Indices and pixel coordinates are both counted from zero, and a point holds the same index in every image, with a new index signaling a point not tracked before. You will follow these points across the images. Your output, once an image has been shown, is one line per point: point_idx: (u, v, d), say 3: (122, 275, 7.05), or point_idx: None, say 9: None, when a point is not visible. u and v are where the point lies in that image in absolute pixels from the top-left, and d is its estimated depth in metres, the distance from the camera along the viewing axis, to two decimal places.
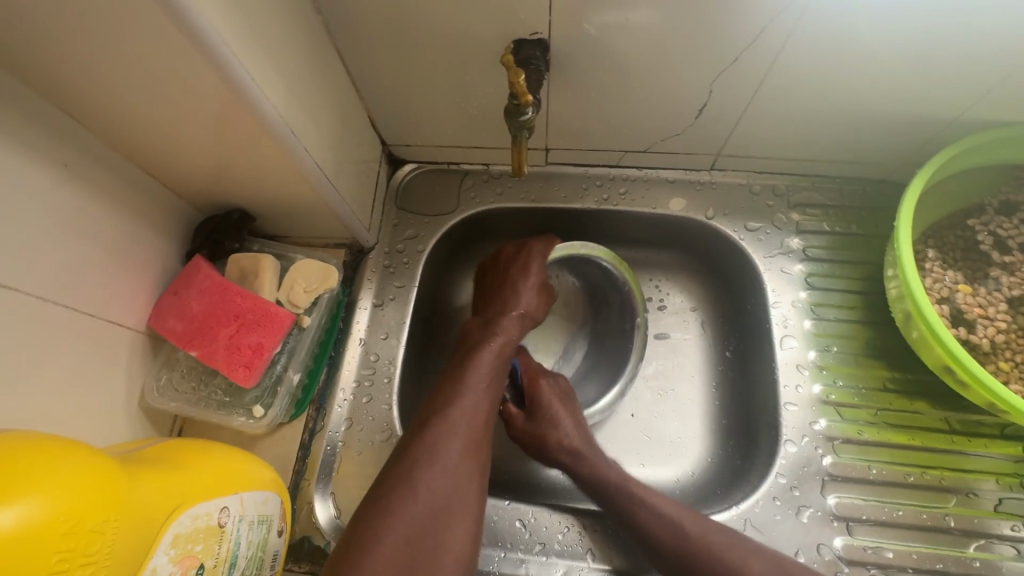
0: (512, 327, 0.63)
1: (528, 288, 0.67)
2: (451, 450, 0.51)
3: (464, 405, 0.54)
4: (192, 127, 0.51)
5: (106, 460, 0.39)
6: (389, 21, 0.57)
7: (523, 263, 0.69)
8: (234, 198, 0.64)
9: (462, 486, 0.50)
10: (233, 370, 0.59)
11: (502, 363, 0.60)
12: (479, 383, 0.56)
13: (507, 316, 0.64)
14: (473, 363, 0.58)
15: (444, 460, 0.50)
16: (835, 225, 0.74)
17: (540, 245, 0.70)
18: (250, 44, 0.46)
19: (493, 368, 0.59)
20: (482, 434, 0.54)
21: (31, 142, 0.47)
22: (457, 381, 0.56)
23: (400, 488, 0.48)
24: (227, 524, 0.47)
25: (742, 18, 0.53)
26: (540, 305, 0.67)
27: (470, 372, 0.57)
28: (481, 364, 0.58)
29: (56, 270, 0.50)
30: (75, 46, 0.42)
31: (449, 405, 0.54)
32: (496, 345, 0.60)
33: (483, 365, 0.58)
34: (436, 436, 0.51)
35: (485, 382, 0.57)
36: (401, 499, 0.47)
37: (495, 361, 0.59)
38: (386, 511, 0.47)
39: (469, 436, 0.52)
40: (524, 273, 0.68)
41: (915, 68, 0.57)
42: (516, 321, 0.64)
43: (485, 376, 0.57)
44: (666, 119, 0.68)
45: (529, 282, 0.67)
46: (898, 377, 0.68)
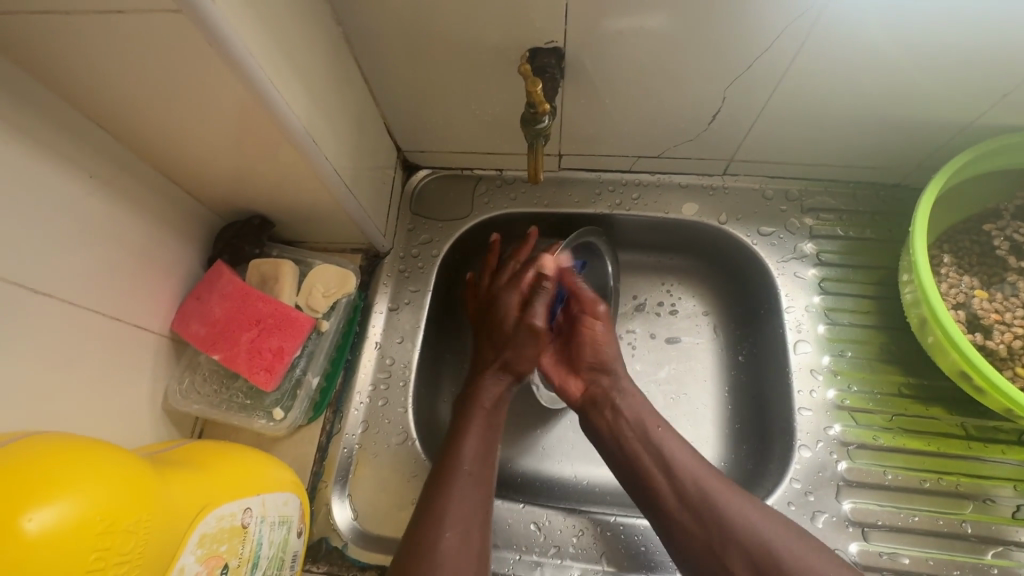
0: (492, 395, 0.64)
1: (511, 349, 0.66)
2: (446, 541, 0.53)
3: (450, 497, 0.56)
4: (217, 136, 0.52)
5: (136, 462, 0.40)
6: (407, 31, 0.59)
7: (503, 318, 0.67)
8: (254, 204, 0.65)
9: (463, 573, 0.52)
10: (254, 373, 0.61)
11: (488, 438, 0.61)
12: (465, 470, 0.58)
13: (486, 384, 0.64)
14: (456, 446, 0.59)
15: (437, 552, 0.52)
16: (849, 230, 0.74)
17: (515, 293, 0.68)
18: (274, 56, 0.48)
19: (478, 447, 0.60)
20: (475, 515, 0.55)
21: (63, 152, 0.48)
22: (439, 471, 0.58)
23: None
24: (250, 525, 0.48)
25: (756, 25, 0.54)
26: (526, 357, 0.66)
27: (452, 459, 0.58)
28: (461, 446, 0.59)
29: (84, 274, 0.51)
30: (107, 59, 0.43)
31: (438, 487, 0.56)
32: (476, 423, 0.61)
33: (465, 447, 0.59)
34: (428, 529, 0.54)
35: (469, 465, 0.58)
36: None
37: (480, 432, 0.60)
38: None
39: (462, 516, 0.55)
40: (503, 331, 0.67)
41: (929, 73, 0.57)
42: (496, 386, 0.65)
43: (472, 457, 0.59)
44: (679, 125, 0.69)
45: (511, 344, 0.66)
46: (913, 382, 0.68)
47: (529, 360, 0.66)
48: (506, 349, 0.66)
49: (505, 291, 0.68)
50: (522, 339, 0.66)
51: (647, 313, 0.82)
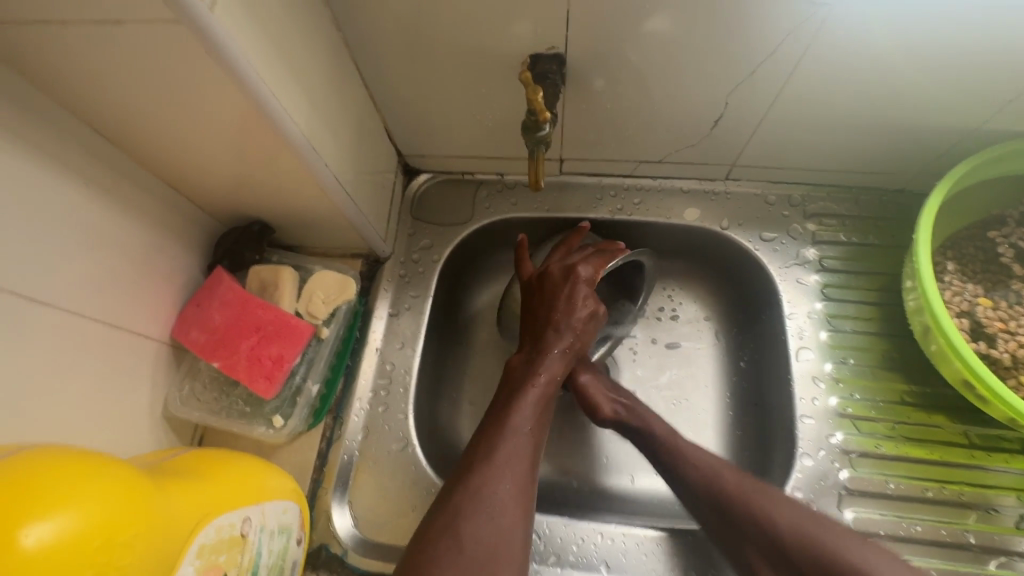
0: (556, 365, 0.63)
1: (575, 322, 0.66)
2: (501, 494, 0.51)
3: (511, 453, 0.54)
4: (217, 143, 0.52)
5: (135, 474, 0.40)
6: (407, 37, 0.58)
7: (571, 292, 0.66)
8: (254, 210, 0.65)
9: (512, 528, 0.50)
10: (253, 380, 0.60)
11: (545, 407, 0.60)
12: (524, 429, 0.57)
13: (550, 353, 0.64)
14: (517, 408, 0.58)
15: (492, 506, 0.50)
16: (851, 236, 0.74)
17: (588, 269, 0.68)
18: (274, 63, 0.47)
19: (536, 413, 0.59)
20: (528, 477, 0.54)
21: (62, 159, 0.48)
22: (502, 427, 0.57)
23: (448, 534, 0.48)
24: (249, 535, 0.48)
25: (760, 29, 0.53)
26: (586, 338, 0.67)
27: (516, 418, 0.57)
28: (521, 412, 0.58)
29: (84, 282, 0.51)
30: (106, 68, 0.43)
31: (494, 449, 0.55)
32: (540, 388, 0.61)
33: (528, 409, 0.58)
34: (484, 482, 0.52)
35: (529, 425, 0.57)
36: (446, 547, 0.48)
37: (539, 404, 0.60)
38: (431, 559, 0.47)
39: (514, 479, 0.53)
40: (571, 303, 0.66)
41: (934, 78, 0.56)
42: (559, 357, 0.64)
43: (530, 420, 0.58)
44: (681, 130, 0.68)
45: (574, 318, 0.66)
46: (916, 390, 0.67)
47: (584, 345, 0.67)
48: (570, 321, 0.66)
49: (581, 262, 0.68)
50: (585, 320, 0.67)
51: (649, 318, 0.82)
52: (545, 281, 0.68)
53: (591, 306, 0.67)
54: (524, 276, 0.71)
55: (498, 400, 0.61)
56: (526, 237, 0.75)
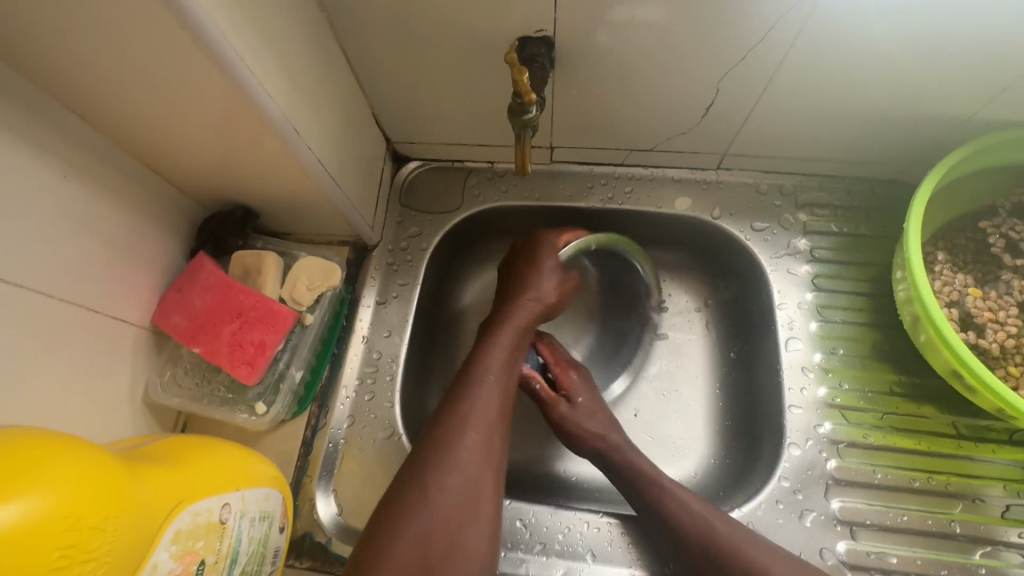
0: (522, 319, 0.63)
1: (545, 281, 0.66)
2: (467, 446, 0.52)
3: (479, 406, 0.55)
4: (197, 126, 0.51)
5: (108, 457, 0.39)
6: (393, 19, 0.57)
7: (538, 256, 0.67)
8: (237, 195, 0.64)
9: (479, 481, 0.51)
10: (236, 367, 0.60)
11: (512, 362, 0.60)
12: (492, 383, 0.57)
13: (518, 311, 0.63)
14: (483, 361, 0.58)
15: (456, 460, 0.51)
16: (843, 226, 0.73)
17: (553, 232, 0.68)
18: (253, 41, 0.46)
19: (503, 364, 0.59)
20: (494, 430, 0.54)
21: (37, 142, 0.47)
22: (467, 383, 0.57)
23: (413, 487, 0.49)
24: (229, 521, 0.48)
25: (751, 16, 0.52)
26: (559, 297, 0.66)
27: (481, 368, 0.58)
28: (487, 366, 0.58)
29: (61, 267, 0.50)
30: (78, 45, 0.42)
31: (460, 404, 0.55)
32: (503, 340, 0.61)
33: (494, 362, 0.59)
34: (449, 437, 0.52)
35: (496, 377, 0.58)
36: (412, 500, 0.49)
37: (505, 363, 0.59)
38: (400, 514, 0.48)
39: (479, 435, 0.53)
40: (537, 265, 0.66)
41: (927, 67, 0.56)
42: (528, 315, 0.63)
43: (498, 373, 0.58)
44: (673, 118, 0.67)
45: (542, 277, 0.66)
46: (905, 380, 0.67)
47: (558, 298, 0.66)
48: (541, 280, 0.65)
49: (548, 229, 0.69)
50: (554, 274, 0.67)
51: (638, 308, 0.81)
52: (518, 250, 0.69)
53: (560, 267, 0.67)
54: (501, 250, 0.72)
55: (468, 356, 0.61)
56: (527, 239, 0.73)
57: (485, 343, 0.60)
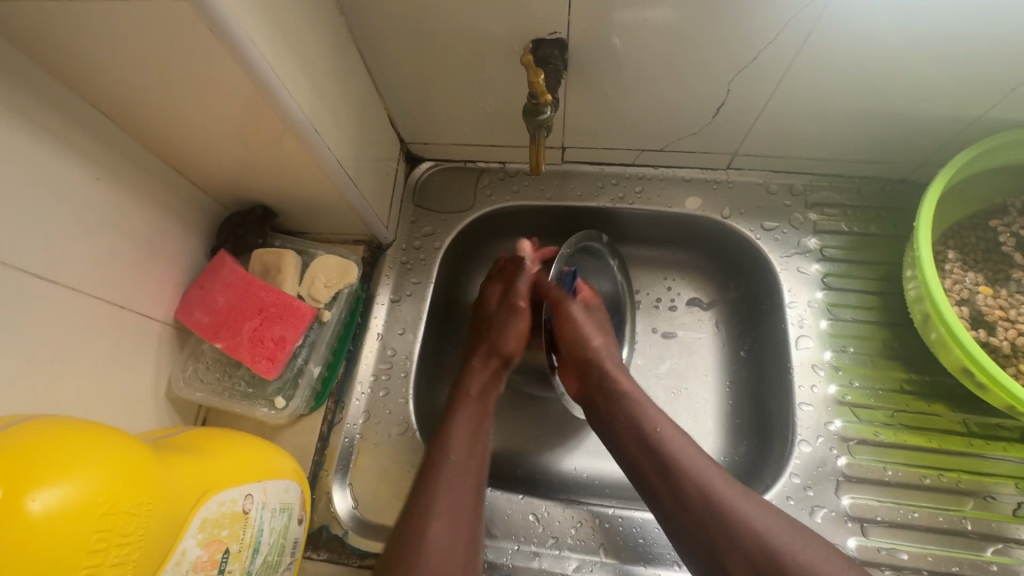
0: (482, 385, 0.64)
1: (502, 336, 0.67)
2: (433, 526, 0.51)
3: (443, 484, 0.54)
4: (220, 127, 0.53)
5: (139, 447, 0.41)
6: (409, 22, 0.58)
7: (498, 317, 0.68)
8: (257, 195, 0.65)
9: (451, 563, 0.50)
10: (255, 362, 0.61)
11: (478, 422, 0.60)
12: (452, 451, 0.56)
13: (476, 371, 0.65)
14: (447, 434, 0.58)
15: (422, 533, 0.50)
16: (853, 225, 0.74)
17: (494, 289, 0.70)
18: (277, 45, 0.48)
19: (467, 433, 0.59)
20: (461, 506, 0.53)
21: (68, 142, 0.49)
22: (431, 452, 0.57)
23: (386, 567, 0.49)
24: (252, 511, 0.49)
25: (760, 18, 0.53)
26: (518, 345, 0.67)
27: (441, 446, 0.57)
28: (450, 440, 0.57)
29: (89, 263, 0.52)
30: (110, 48, 0.43)
31: (422, 475, 0.55)
32: (466, 411, 0.61)
33: (458, 436, 0.58)
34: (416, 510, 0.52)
35: (459, 454, 0.56)
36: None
37: (471, 424, 0.59)
38: None
39: (444, 504, 0.53)
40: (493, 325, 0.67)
41: (936, 67, 0.56)
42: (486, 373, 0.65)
43: (464, 447, 0.57)
44: (684, 118, 0.68)
45: (499, 336, 0.67)
46: (915, 379, 0.67)
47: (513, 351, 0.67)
48: (500, 336, 0.67)
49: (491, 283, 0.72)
50: (509, 323, 0.67)
51: (648, 307, 0.82)
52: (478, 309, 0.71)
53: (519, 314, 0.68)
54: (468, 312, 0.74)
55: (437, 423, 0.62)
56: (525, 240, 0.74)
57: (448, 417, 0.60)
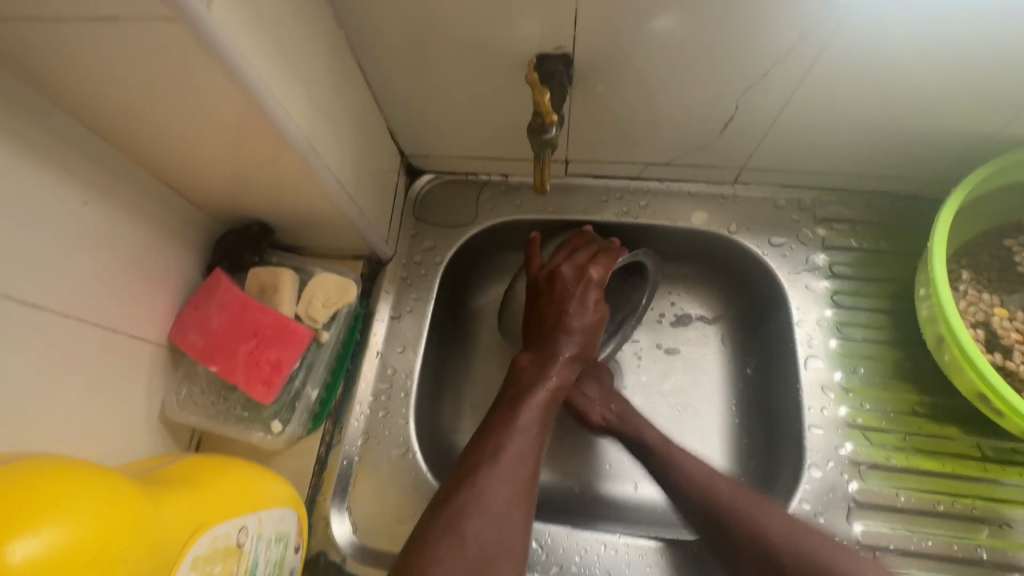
0: (566, 369, 0.62)
1: (586, 326, 0.64)
2: (507, 494, 0.51)
3: (520, 456, 0.53)
4: (215, 144, 0.51)
5: (128, 484, 0.39)
6: (410, 36, 0.57)
7: (582, 296, 0.64)
8: (254, 211, 0.64)
9: (514, 539, 0.49)
10: (252, 385, 0.59)
11: (551, 408, 0.59)
12: (529, 429, 0.56)
13: (562, 356, 0.62)
14: (525, 408, 0.57)
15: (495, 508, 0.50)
16: (862, 241, 0.72)
17: (598, 270, 0.66)
18: (274, 63, 0.46)
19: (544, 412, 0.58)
20: (530, 482, 0.53)
21: (57, 162, 0.47)
22: (510, 424, 0.56)
23: (451, 534, 0.48)
24: (246, 544, 0.47)
25: (771, 32, 0.52)
26: (594, 343, 0.65)
27: (520, 420, 0.56)
28: (529, 417, 0.57)
29: (79, 286, 0.50)
30: (101, 66, 0.42)
31: (502, 448, 0.53)
32: (544, 388, 0.59)
33: (533, 414, 0.57)
34: (490, 481, 0.51)
35: (534, 430, 0.56)
36: (447, 549, 0.47)
37: (547, 407, 0.58)
38: (434, 559, 0.46)
39: (519, 484, 0.52)
40: (583, 307, 0.64)
41: (952, 84, 0.55)
42: (571, 361, 0.62)
43: (536, 423, 0.57)
44: (691, 132, 0.67)
45: (584, 320, 0.64)
46: (927, 401, 0.66)
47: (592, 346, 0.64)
48: (581, 325, 0.64)
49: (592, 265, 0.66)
50: (597, 320, 0.65)
51: (652, 323, 0.81)
52: (555, 286, 0.65)
53: (601, 311, 0.65)
54: (533, 274, 0.68)
55: (504, 396, 0.60)
56: (538, 235, 0.70)
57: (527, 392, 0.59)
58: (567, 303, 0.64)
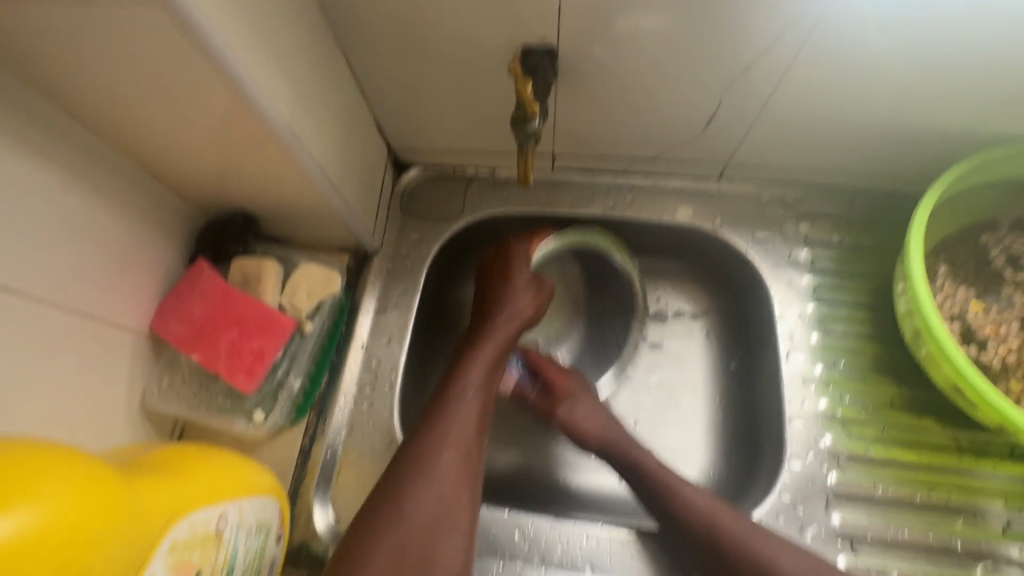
0: (503, 337, 0.64)
1: (520, 299, 0.67)
2: (449, 458, 0.55)
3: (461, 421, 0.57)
4: (197, 132, 0.51)
5: (104, 469, 0.39)
6: (395, 27, 0.57)
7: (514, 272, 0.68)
8: (238, 201, 0.63)
9: (454, 503, 0.53)
10: (234, 375, 0.59)
11: (490, 376, 0.62)
12: (467, 400, 0.59)
13: (495, 326, 0.65)
14: (462, 379, 0.60)
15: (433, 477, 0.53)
16: (844, 238, 0.73)
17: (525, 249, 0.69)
18: (258, 52, 0.46)
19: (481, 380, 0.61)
20: (471, 447, 0.56)
21: (37, 148, 0.47)
22: (445, 396, 0.59)
23: (390, 502, 0.52)
24: (225, 531, 0.47)
25: (751, 29, 0.53)
26: (533, 314, 0.68)
27: (459, 388, 0.59)
28: (471, 383, 0.60)
29: (58, 273, 0.50)
30: (79, 52, 0.41)
31: (438, 420, 0.57)
32: (482, 355, 0.62)
33: (476, 379, 0.60)
34: (428, 452, 0.55)
35: (476, 395, 0.60)
36: (389, 516, 0.51)
37: (484, 375, 0.61)
38: (376, 526, 0.50)
39: (456, 451, 0.55)
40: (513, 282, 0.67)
41: (929, 82, 0.56)
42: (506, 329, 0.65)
43: (478, 388, 0.60)
44: (675, 128, 0.67)
45: (520, 295, 0.67)
46: (905, 394, 0.67)
47: (534, 312, 0.68)
48: (516, 299, 0.67)
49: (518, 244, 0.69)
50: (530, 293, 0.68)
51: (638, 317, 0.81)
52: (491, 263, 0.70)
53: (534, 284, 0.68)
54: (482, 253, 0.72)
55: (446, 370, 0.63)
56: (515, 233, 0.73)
57: (469, 359, 0.62)
58: (499, 280, 0.68)
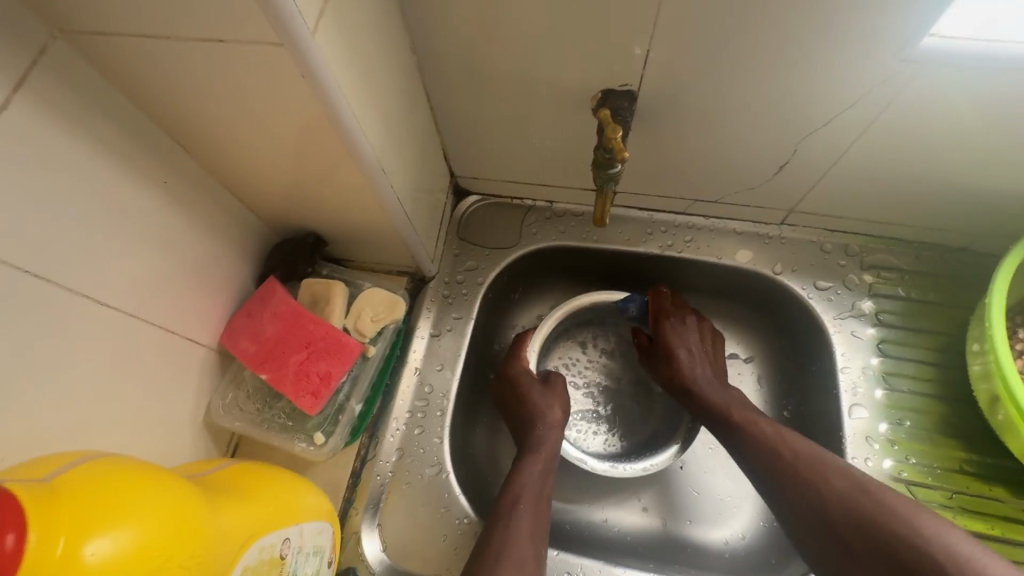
0: (542, 439, 0.66)
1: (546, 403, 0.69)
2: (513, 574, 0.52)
3: (518, 536, 0.55)
4: (286, 161, 0.53)
5: (189, 489, 0.40)
6: (480, 66, 0.58)
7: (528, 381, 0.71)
8: (310, 223, 0.65)
9: None
10: (300, 396, 0.60)
11: (542, 481, 0.62)
12: (524, 507, 0.58)
13: (535, 432, 0.67)
14: (512, 488, 0.61)
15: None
16: (911, 291, 0.72)
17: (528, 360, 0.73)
18: (360, 90, 0.48)
19: (533, 487, 0.61)
20: (536, 549, 0.55)
21: (140, 169, 0.49)
22: (499, 511, 0.59)
23: None
24: (287, 556, 0.47)
25: (837, 85, 0.53)
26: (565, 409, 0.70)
27: (510, 502, 0.59)
28: (524, 492, 0.60)
29: (146, 288, 0.52)
30: (195, 85, 0.44)
31: (495, 533, 0.56)
32: (530, 468, 0.63)
33: (525, 488, 0.61)
34: (492, 565, 0.52)
35: (527, 506, 0.59)
36: None
37: (534, 480, 0.62)
38: None
39: (524, 557, 0.54)
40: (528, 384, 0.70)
41: (1018, 144, 0.55)
42: (546, 431, 0.67)
43: (531, 496, 0.60)
44: (746, 174, 0.67)
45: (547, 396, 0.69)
46: (976, 460, 0.65)
47: (564, 416, 0.69)
48: (540, 403, 0.69)
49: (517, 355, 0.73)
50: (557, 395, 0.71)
51: None
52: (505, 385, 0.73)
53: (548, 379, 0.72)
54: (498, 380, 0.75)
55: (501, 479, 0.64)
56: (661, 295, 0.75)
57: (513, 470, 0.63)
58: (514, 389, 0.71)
